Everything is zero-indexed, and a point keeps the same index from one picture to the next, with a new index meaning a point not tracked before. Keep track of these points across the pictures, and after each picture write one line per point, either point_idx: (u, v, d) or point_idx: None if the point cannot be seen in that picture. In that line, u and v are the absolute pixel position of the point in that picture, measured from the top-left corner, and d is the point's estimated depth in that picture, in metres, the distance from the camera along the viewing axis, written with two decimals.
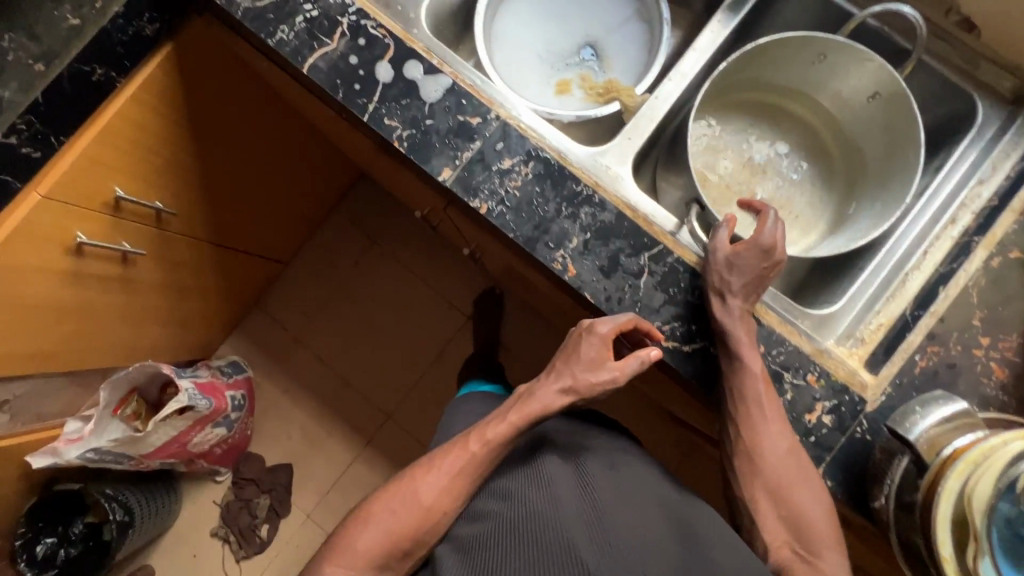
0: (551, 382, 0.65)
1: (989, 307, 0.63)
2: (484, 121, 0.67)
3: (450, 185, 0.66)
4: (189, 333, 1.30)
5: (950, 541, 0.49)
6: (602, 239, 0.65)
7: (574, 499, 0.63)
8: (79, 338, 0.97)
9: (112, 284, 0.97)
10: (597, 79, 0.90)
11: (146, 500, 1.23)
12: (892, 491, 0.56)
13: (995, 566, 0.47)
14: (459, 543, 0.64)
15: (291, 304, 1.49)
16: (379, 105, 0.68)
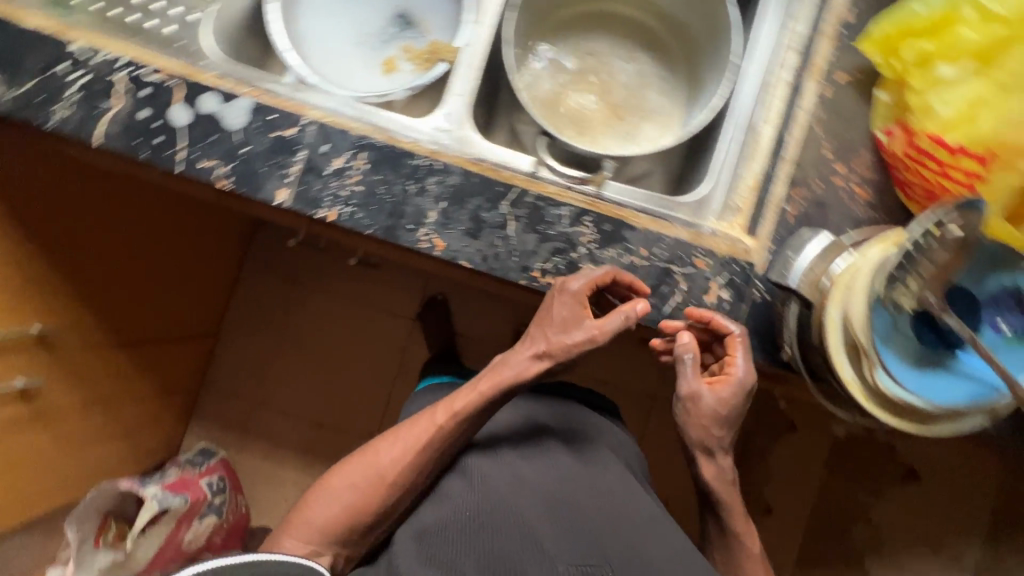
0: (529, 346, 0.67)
1: (835, 135, 0.64)
2: (300, 130, 0.65)
3: (291, 205, 0.64)
4: (139, 440, 1.25)
5: (849, 364, 0.51)
6: (458, 203, 0.64)
7: (530, 482, 0.65)
8: (8, 489, 0.91)
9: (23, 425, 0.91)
10: (419, 46, 0.85)
11: None
12: (792, 338, 0.58)
13: (888, 372, 0.49)
14: (421, 532, 0.65)
15: (237, 373, 1.44)
16: (189, 150, 0.64)
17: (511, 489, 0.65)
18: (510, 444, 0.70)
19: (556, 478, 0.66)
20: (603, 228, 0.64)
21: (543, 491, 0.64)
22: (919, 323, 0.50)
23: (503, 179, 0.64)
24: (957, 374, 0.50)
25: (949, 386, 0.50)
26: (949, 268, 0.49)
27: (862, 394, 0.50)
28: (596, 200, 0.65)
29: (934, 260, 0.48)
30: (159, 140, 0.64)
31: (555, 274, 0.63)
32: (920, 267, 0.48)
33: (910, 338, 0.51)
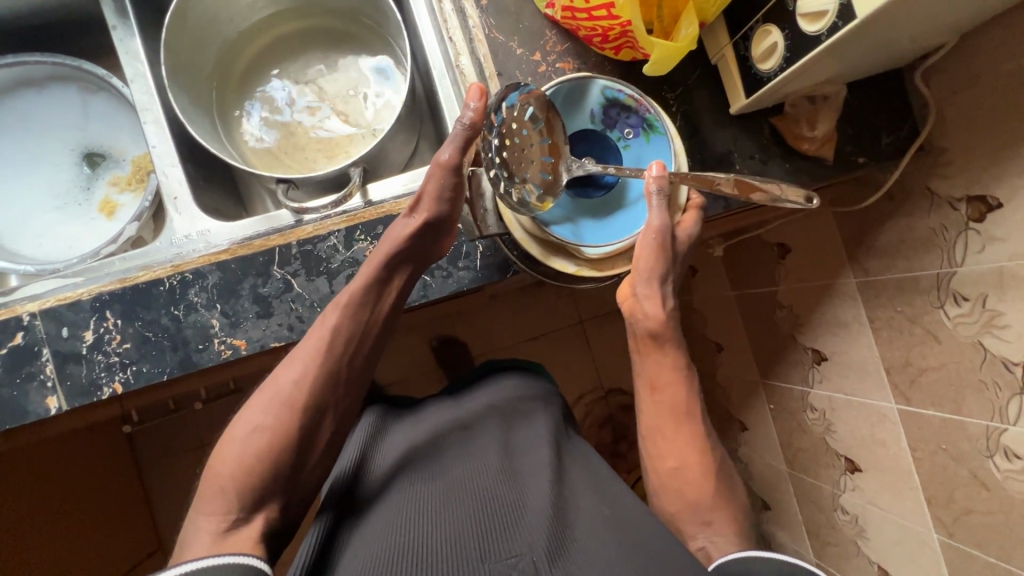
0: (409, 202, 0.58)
1: (515, 32, 0.66)
2: (27, 331, 0.58)
3: (70, 405, 0.58)
4: None
5: (566, 258, 0.58)
6: (232, 295, 0.60)
7: (459, 477, 0.55)
8: None
9: None
10: (124, 169, 0.81)
11: None
12: (520, 262, 0.61)
13: (586, 244, 0.58)
14: (362, 542, 0.49)
15: None
16: None
17: (435, 490, 0.54)
18: (436, 443, 0.62)
19: (492, 468, 0.56)
20: (376, 232, 0.63)
21: (479, 484, 0.53)
22: (578, 191, 0.61)
23: (257, 248, 0.61)
24: (631, 202, 0.60)
25: (635, 212, 0.60)
26: (555, 140, 0.58)
27: (589, 269, 0.58)
28: (358, 213, 0.64)
29: (538, 145, 0.58)
30: None
31: None
32: (533, 159, 0.58)
33: (583, 205, 0.60)
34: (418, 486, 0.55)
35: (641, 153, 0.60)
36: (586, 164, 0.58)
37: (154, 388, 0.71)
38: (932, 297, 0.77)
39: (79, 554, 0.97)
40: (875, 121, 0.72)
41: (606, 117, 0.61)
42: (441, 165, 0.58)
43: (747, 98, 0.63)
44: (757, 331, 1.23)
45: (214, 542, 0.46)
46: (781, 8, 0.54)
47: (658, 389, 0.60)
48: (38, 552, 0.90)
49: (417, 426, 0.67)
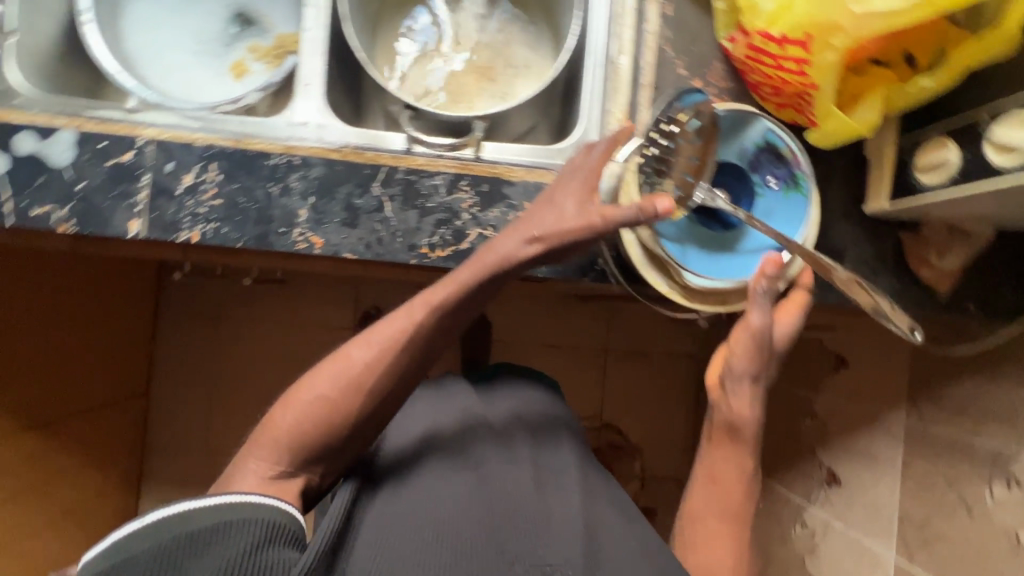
0: (522, 231, 0.52)
1: (686, 52, 0.65)
2: (137, 153, 0.60)
3: (147, 235, 0.59)
4: None
5: (662, 277, 0.57)
6: (328, 194, 0.61)
7: (492, 479, 0.56)
8: None
9: None
10: (266, 41, 0.83)
11: None
12: (615, 272, 0.60)
13: (692, 273, 0.56)
14: (396, 520, 0.51)
15: None
16: (17, 199, 0.58)
17: (467, 487, 0.55)
18: (465, 434, 0.62)
19: (524, 482, 0.56)
20: (481, 189, 0.62)
21: (511, 491, 0.54)
22: (701, 218, 0.60)
23: (365, 161, 0.62)
24: (749, 252, 0.58)
25: (745, 263, 0.58)
26: (704, 161, 0.57)
27: (683, 297, 0.56)
28: (470, 163, 0.64)
29: (686, 159, 0.56)
30: None
31: (440, 248, 0.62)
32: (676, 171, 0.56)
33: (698, 232, 0.59)
34: (453, 480, 0.55)
35: (774, 206, 0.58)
36: (720, 199, 0.56)
37: (219, 254, 0.73)
38: (983, 471, 0.73)
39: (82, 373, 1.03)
40: (1005, 277, 0.68)
41: (754, 159, 0.59)
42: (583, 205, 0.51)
43: (888, 202, 0.61)
44: (777, 430, 1.20)
45: (259, 480, 0.49)
46: (970, 129, 0.52)
47: (717, 482, 0.59)
48: (56, 359, 0.96)
49: (446, 405, 0.65)
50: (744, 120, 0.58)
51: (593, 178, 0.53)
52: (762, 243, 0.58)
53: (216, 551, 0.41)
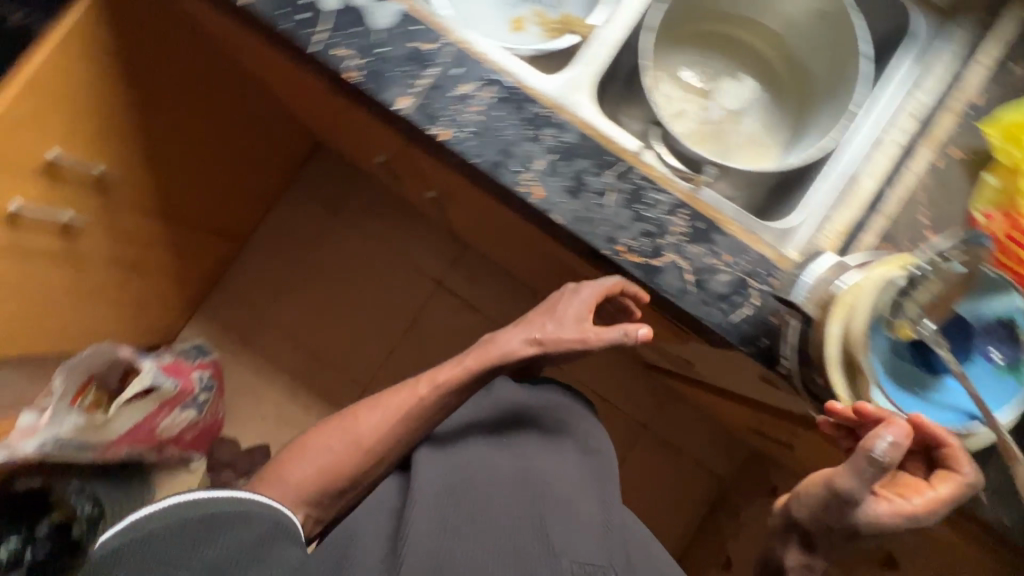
0: (528, 331, 0.76)
1: (934, 206, 0.68)
2: (438, 47, 0.66)
3: (410, 114, 0.65)
4: (148, 315, 1.36)
5: (849, 381, 0.60)
6: (568, 160, 0.66)
7: (532, 474, 0.71)
8: (19, 335, 1.04)
9: (55, 258, 0.99)
10: (553, 15, 0.87)
11: (120, 491, 1.37)
12: (790, 356, 0.62)
13: (879, 390, 0.59)
14: (455, 484, 0.68)
15: (256, 283, 1.59)
16: (330, 35, 0.66)
17: (512, 474, 0.70)
18: (510, 429, 0.76)
19: (562, 480, 0.71)
20: (696, 225, 0.65)
21: (549, 487, 0.69)
22: (910, 350, 0.60)
23: (607, 148, 0.66)
24: (936, 400, 0.61)
25: (927, 408, 0.60)
26: (944, 304, 0.59)
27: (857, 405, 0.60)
28: (697, 197, 0.67)
29: (928, 295, 0.59)
30: (304, 17, 0.66)
31: (635, 253, 0.65)
32: (916, 300, 0.59)
33: (901, 360, 0.61)
34: (485, 472, 0.69)
35: (982, 375, 0.59)
36: (942, 346, 0.57)
37: (428, 161, 0.79)
38: None
39: (190, 179, 1.18)
40: None
41: (988, 325, 0.59)
42: (574, 322, 0.73)
43: None
44: None
45: (291, 493, 0.76)
46: None
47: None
48: (181, 149, 1.11)
49: (488, 406, 0.78)
50: (999, 287, 0.59)
51: (590, 305, 0.72)
52: (956, 399, 0.60)
53: (231, 528, 0.61)
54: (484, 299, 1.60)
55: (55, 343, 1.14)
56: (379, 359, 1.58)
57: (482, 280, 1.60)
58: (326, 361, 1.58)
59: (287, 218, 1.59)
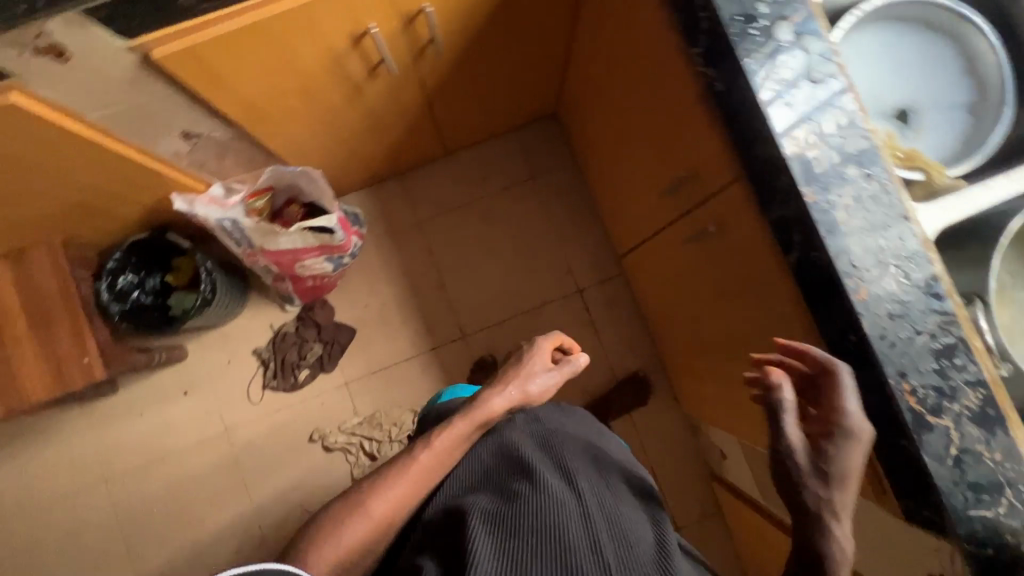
0: (508, 393, 0.88)
1: None
2: (849, 123, 0.68)
3: (791, 162, 0.68)
4: (346, 166, 1.44)
5: None
6: (905, 283, 0.66)
7: (573, 511, 0.68)
8: (273, 124, 1.11)
9: (346, 84, 1.06)
10: (898, 142, 0.89)
11: (227, 290, 1.45)
12: None
13: None
14: (496, 516, 0.66)
15: (431, 193, 1.64)
16: (762, 61, 0.69)
17: (553, 508, 0.68)
18: (553, 470, 0.75)
19: (605, 519, 0.69)
20: (988, 410, 0.64)
21: (591, 525, 0.67)
22: None
23: (947, 293, 0.66)
24: None
25: None
26: None
27: None
28: (999, 386, 0.66)
29: None
30: (752, 33, 0.70)
31: (916, 399, 0.64)
32: None
33: None
34: (541, 484, 0.70)
35: None
36: None
37: (743, 204, 0.80)
38: None
39: (464, 90, 1.27)
40: None
41: None
42: (549, 380, 0.90)
43: None
44: None
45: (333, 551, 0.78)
46: None
47: None
48: (487, 57, 1.15)
49: (531, 442, 0.82)
50: None
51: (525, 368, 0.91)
52: None
53: None
54: (608, 327, 1.61)
55: (284, 146, 1.22)
56: (488, 319, 1.62)
57: (616, 312, 1.61)
58: (444, 293, 1.63)
59: (490, 158, 1.65)
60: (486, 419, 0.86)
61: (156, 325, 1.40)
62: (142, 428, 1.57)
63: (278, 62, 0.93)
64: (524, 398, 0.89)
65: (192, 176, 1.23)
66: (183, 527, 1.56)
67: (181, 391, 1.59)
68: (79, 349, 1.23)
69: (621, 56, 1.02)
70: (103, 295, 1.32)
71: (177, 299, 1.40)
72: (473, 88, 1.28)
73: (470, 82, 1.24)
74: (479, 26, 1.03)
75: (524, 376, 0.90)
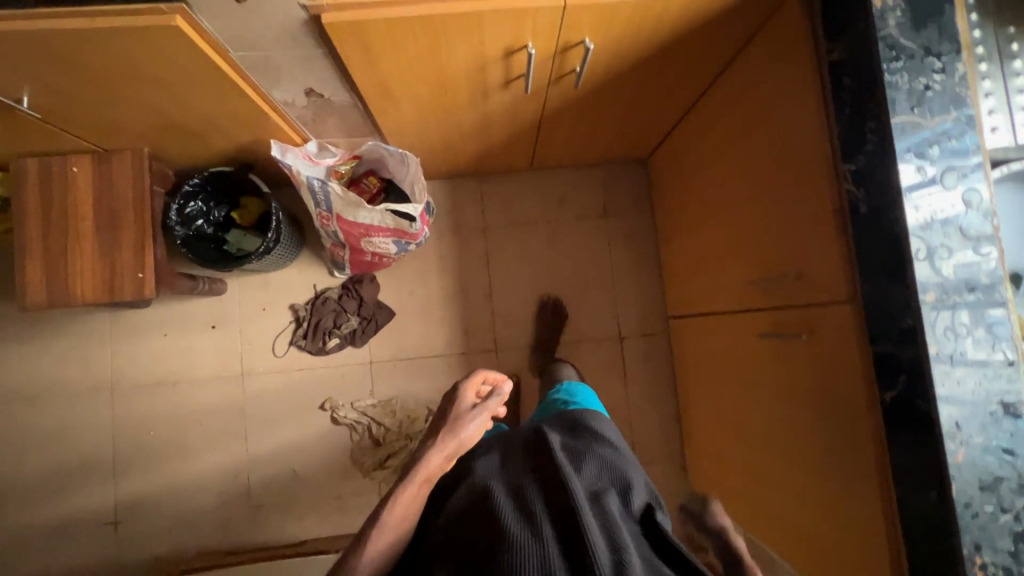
0: (442, 446, 0.82)
1: None
2: (991, 286, 0.68)
3: (923, 310, 0.68)
4: (435, 155, 1.44)
5: None
6: (1004, 460, 0.67)
7: (529, 555, 0.61)
8: (392, 104, 1.11)
9: (477, 88, 1.06)
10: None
11: (286, 242, 1.45)
12: None
13: None
14: None
15: (503, 201, 1.64)
16: (921, 203, 0.70)
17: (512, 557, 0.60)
18: (510, 508, 0.68)
19: (573, 552, 0.62)
20: None
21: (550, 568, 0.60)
22: None
23: None
24: None
25: None
26: None
27: None
28: None
29: None
30: (919, 173, 0.70)
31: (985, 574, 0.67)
32: None
33: None
34: (499, 516, 0.66)
35: None
36: None
37: (847, 328, 0.79)
38: None
39: (576, 118, 1.27)
40: None
41: None
42: (481, 416, 0.88)
43: None
44: None
45: None
46: None
47: None
48: (613, 96, 1.15)
49: (491, 476, 0.76)
50: None
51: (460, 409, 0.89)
52: None
53: None
54: (637, 381, 1.61)
55: (390, 125, 1.22)
56: (525, 339, 1.62)
57: (649, 368, 1.61)
58: (489, 302, 1.63)
59: (571, 184, 1.65)
60: (436, 471, 0.80)
61: (210, 257, 1.40)
62: (162, 349, 1.56)
63: (429, 55, 0.92)
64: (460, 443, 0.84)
65: (293, 128, 1.24)
66: (176, 456, 1.55)
67: (210, 324, 1.58)
68: (137, 262, 1.23)
69: (751, 138, 1.02)
70: (171, 214, 1.33)
71: (234, 236, 1.41)
72: (584, 118, 1.28)
73: (585, 113, 1.24)
74: (621, 69, 1.03)
75: (457, 419, 0.87)
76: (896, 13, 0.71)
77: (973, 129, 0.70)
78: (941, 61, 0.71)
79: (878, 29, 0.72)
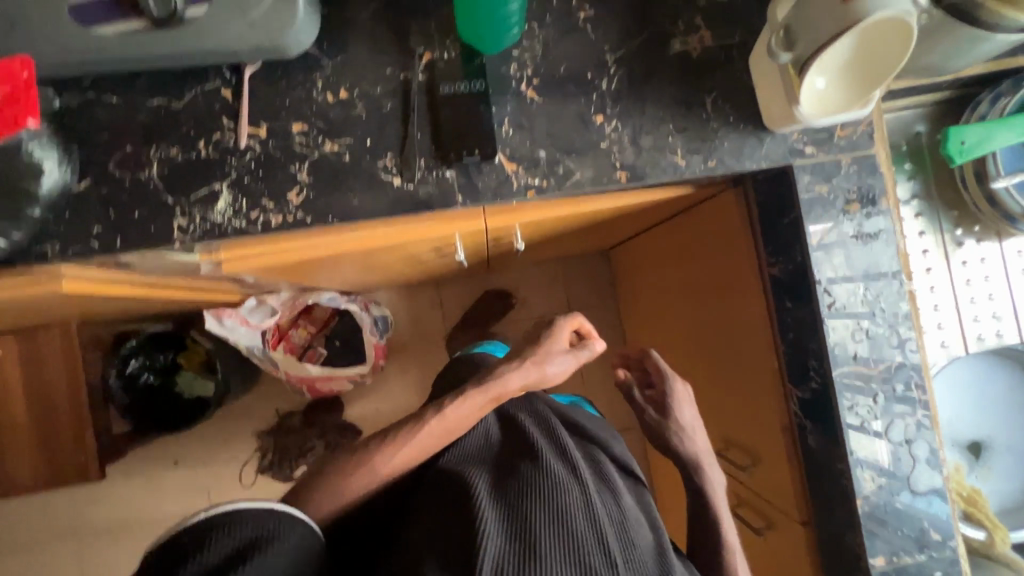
0: (521, 371, 0.66)
1: None
2: (943, 542, 0.66)
3: (873, 574, 0.66)
4: (385, 282, 1.38)
5: None
6: None
7: (577, 501, 0.55)
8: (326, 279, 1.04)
9: (412, 263, 1.00)
10: (965, 478, 0.86)
11: (241, 380, 1.39)
12: None
13: None
14: (499, 511, 0.53)
15: (463, 305, 1.59)
16: (868, 456, 0.67)
17: (558, 500, 0.54)
18: (548, 452, 0.62)
19: (616, 512, 0.57)
20: None
21: (599, 518, 0.55)
22: None
23: None
24: None
25: None
26: None
27: None
28: None
29: None
30: (866, 425, 0.66)
31: None
32: None
33: None
34: (531, 447, 0.62)
35: None
36: None
37: (805, 556, 0.76)
38: None
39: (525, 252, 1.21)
40: None
41: None
42: (571, 360, 0.69)
43: None
44: None
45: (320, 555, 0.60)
46: None
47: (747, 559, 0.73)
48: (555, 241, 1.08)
49: (514, 421, 0.69)
50: None
51: (542, 343, 0.68)
52: None
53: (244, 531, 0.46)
54: None
55: (330, 281, 1.16)
56: None
57: None
58: None
59: (532, 282, 1.60)
60: (501, 398, 0.66)
61: (161, 408, 1.34)
62: (124, 490, 1.52)
63: (352, 262, 0.87)
64: (546, 370, 0.67)
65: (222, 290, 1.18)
66: None
67: (171, 460, 1.53)
68: (77, 446, 1.18)
69: (701, 305, 0.95)
70: (112, 379, 1.29)
71: (184, 380, 1.33)
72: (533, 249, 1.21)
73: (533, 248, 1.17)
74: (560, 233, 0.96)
75: (549, 348, 0.68)
76: (834, 252, 0.67)
77: (921, 373, 0.67)
78: (883, 301, 0.67)
79: (815, 270, 0.67)
